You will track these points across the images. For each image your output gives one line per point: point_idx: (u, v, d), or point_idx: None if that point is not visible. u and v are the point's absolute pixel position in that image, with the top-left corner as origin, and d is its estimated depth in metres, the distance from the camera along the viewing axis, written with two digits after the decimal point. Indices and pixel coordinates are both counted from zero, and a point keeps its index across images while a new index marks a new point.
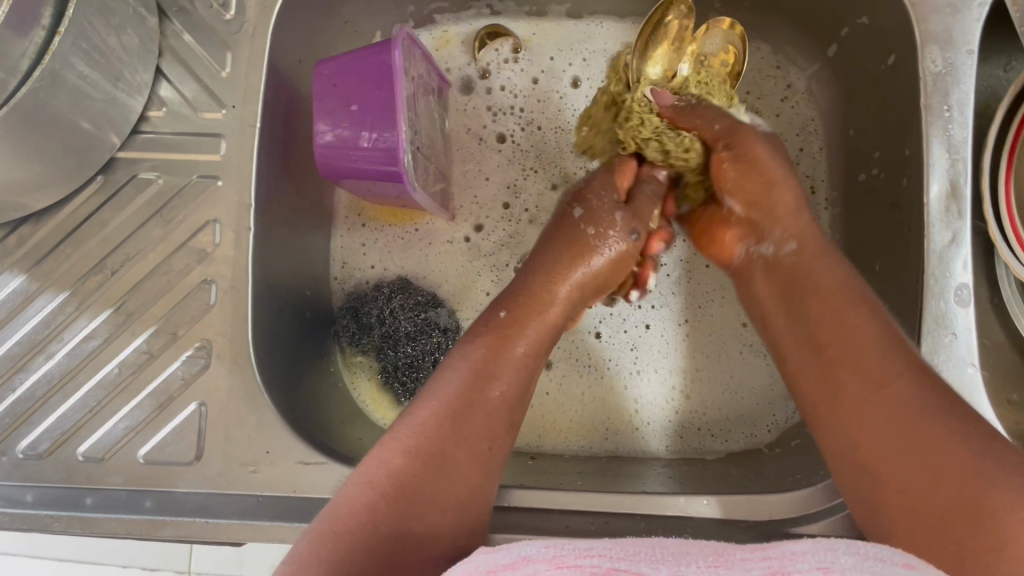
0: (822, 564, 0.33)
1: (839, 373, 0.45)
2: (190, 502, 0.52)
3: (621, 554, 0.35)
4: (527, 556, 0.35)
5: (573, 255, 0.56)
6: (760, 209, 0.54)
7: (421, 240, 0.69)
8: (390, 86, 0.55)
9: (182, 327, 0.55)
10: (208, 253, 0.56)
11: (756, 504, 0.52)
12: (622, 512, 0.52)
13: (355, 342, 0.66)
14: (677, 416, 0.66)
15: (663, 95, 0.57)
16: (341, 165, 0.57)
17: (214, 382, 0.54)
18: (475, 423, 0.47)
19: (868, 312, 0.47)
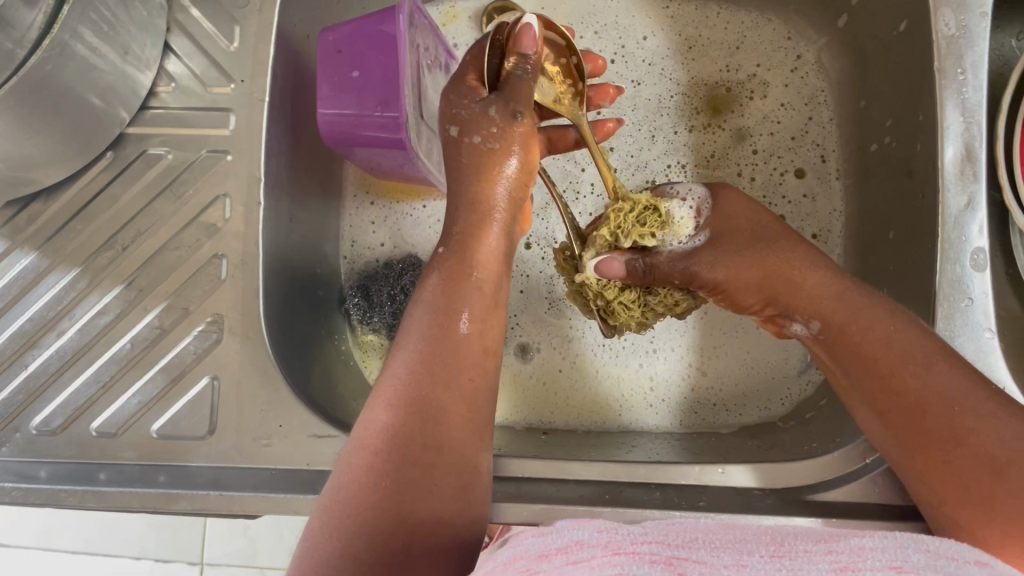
0: (894, 563, 0.33)
1: (886, 403, 0.45)
2: (203, 476, 0.52)
3: (677, 541, 0.35)
4: (580, 540, 0.35)
5: (484, 172, 0.53)
6: (785, 292, 0.52)
7: (429, 217, 0.69)
8: (395, 53, 0.55)
9: (193, 302, 0.55)
10: (219, 227, 0.56)
11: (767, 470, 0.52)
12: (637, 483, 0.52)
13: (367, 321, 0.66)
14: (692, 391, 0.66)
15: (613, 268, 0.53)
16: (347, 134, 0.56)
17: (225, 357, 0.54)
18: (451, 367, 0.47)
19: (923, 364, 0.44)
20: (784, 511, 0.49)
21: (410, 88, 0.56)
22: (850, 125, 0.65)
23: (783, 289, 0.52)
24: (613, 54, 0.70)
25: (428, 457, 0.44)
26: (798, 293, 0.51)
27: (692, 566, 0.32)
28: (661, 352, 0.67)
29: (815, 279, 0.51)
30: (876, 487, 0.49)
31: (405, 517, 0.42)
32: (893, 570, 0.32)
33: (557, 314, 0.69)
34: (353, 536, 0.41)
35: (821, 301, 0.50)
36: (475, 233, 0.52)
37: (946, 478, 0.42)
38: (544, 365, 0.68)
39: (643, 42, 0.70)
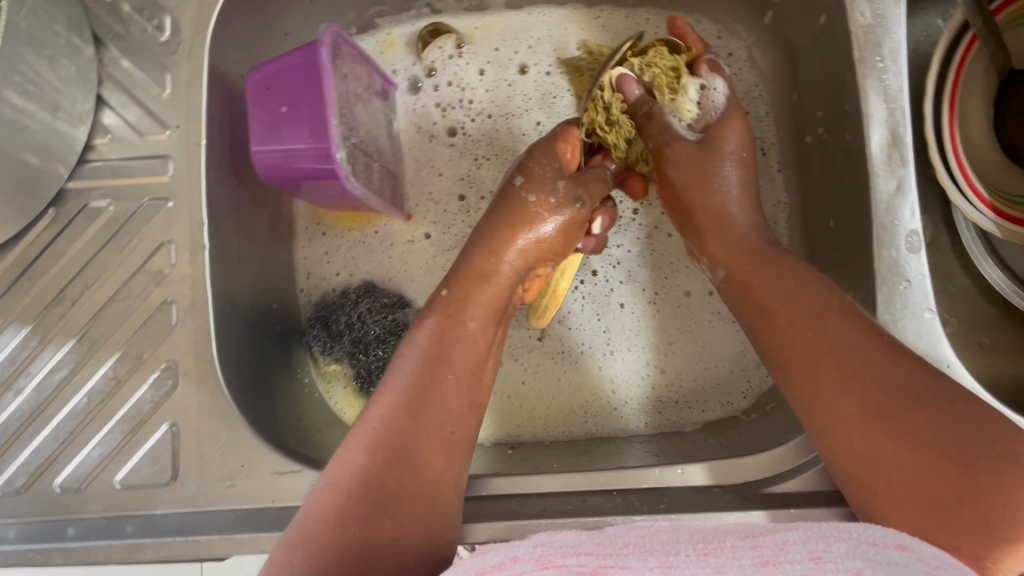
0: (813, 555, 0.35)
1: (809, 379, 0.47)
2: (170, 523, 0.52)
3: (607, 551, 0.36)
4: (514, 556, 0.36)
5: (514, 226, 0.59)
6: (737, 267, 0.56)
7: (381, 240, 0.70)
8: (322, 87, 0.56)
9: (146, 350, 0.56)
10: (165, 273, 0.56)
11: (724, 465, 0.52)
12: (599, 491, 0.52)
13: (328, 351, 0.66)
14: (654, 390, 0.67)
15: (629, 86, 0.62)
16: (280, 167, 0.58)
17: (183, 402, 0.54)
18: (433, 411, 0.50)
19: (841, 316, 0.48)
20: (743, 506, 0.49)
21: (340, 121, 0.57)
22: (786, 117, 0.66)
23: (715, 231, 0.59)
24: (549, 66, 0.71)
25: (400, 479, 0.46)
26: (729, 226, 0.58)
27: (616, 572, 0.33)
28: (618, 353, 0.68)
29: (739, 237, 0.58)
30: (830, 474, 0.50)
31: (375, 529, 0.43)
32: (813, 562, 0.34)
33: (515, 324, 0.70)
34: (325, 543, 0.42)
35: (740, 282, 0.56)
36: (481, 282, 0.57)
37: (877, 469, 0.43)
38: (507, 378, 0.69)
39: (577, 52, 0.71)
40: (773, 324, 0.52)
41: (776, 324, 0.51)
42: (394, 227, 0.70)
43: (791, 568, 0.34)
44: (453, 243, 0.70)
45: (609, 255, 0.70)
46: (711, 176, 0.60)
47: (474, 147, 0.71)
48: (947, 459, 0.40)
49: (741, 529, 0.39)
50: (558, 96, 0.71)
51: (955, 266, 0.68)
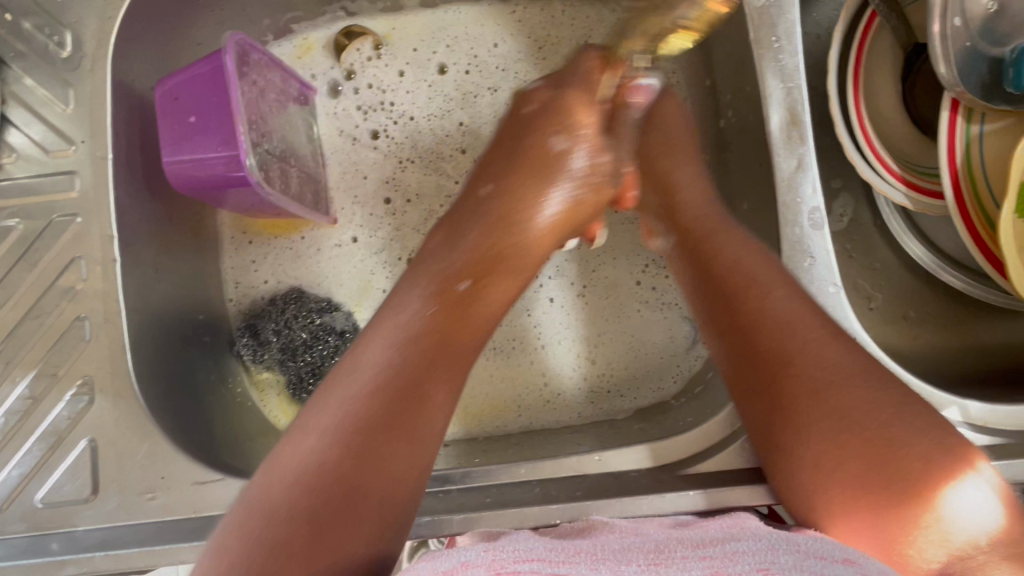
0: (762, 565, 0.34)
1: (760, 373, 0.46)
2: (92, 538, 0.52)
3: (560, 556, 0.35)
4: (466, 560, 0.33)
5: (545, 174, 0.55)
6: (704, 256, 0.54)
7: (307, 245, 0.70)
8: (228, 94, 0.58)
9: (61, 367, 0.55)
10: (77, 289, 0.56)
11: (644, 449, 0.52)
12: (517, 482, 0.52)
13: (258, 359, 0.66)
14: (586, 380, 0.67)
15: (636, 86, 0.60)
16: (190, 175, 0.59)
17: (100, 417, 0.54)
18: (422, 390, 0.44)
19: (782, 288, 0.48)
20: (658, 489, 0.50)
21: (248, 127, 0.59)
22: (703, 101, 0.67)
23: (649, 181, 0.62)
24: (468, 65, 0.71)
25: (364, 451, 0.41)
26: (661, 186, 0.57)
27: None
28: (551, 346, 0.68)
29: (696, 189, 0.59)
30: (744, 452, 0.50)
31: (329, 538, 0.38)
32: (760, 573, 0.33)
33: None
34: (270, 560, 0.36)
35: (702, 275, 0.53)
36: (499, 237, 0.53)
37: (815, 446, 0.42)
38: None
39: (494, 49, 0.71)
40: (728, 313, 0.49)
41: (728, 318, 0.49)
42: (319, 230, 0.70)
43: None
44: (382, 246, 0.70)
45: None
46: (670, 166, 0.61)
47: (397, 148, 0.72)
48: (884, 447, 0.40)
49: (690, 538, 0.39)
50: (478, 94, 0.71)
51: (877, 241, 0.69)
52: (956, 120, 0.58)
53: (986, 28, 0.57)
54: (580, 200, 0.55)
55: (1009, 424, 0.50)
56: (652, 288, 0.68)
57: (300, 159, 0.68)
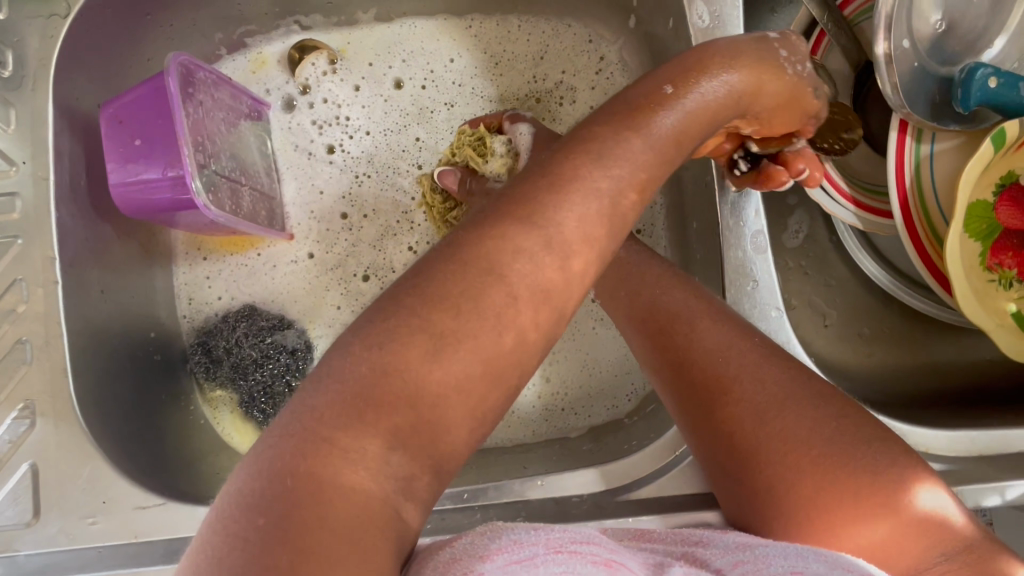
0: (793, 568, 0.35)
1: (705, 414, 0.45)
2: (36, 562, 0.53)
3: (608, 545, 0.36)
4: (519, 540, 0.33)
5: (759, 63, 0.45)
6: (645, 291, 0.51)
7: (262, 262, 0.70)
8: (174, 117, 0.58)
9: (1, 390, 0.54)
10: (18, 312, 0.55)
11: (585, 473, 0.52)
12: (458, 507, 0.52)
13: (211, 376, 0.66)
14: (541, 399, 0.67)
15: None
16: (137, 199, 0.59)
17: (44, 438, 0.54)
18: (473, 322, 0.32)
19: (712, 320, 0.48)
20: (597, 515, 0.49)
21: (194, 149, 0.59)
22: None
23: None
24: (424, 80, 0.71)
25: (407, 410, 0.31)
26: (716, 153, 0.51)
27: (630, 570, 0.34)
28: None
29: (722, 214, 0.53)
30: (684, 478, 0.50)
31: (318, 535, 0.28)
32: None
33: None
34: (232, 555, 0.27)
35: (641, 313, 0.51)
36: (602, 143, 0.37)
37: (778, 471, 0.41)
38: None
39: (450, 64, 0.71)
40: (668, 353, 0.48)
41: (668, 358, 0.48)
42: (275, 246, 0.70)
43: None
44: (340, 262, 0.70)
45: None
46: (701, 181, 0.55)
47: (353, 164, 0.71)
48: (847, 463, 0.40)
49: (721, 539, 0.40)
50: (434, 109, 0.71)
51: (833, 259, 0.68)
52: (905, 139, 0.58)
53: (935, 47, 0.57)
54: (779, 96, 0.47)
55: (951, 451, 0.50)
56: None
57: (255, 176, 0.68)
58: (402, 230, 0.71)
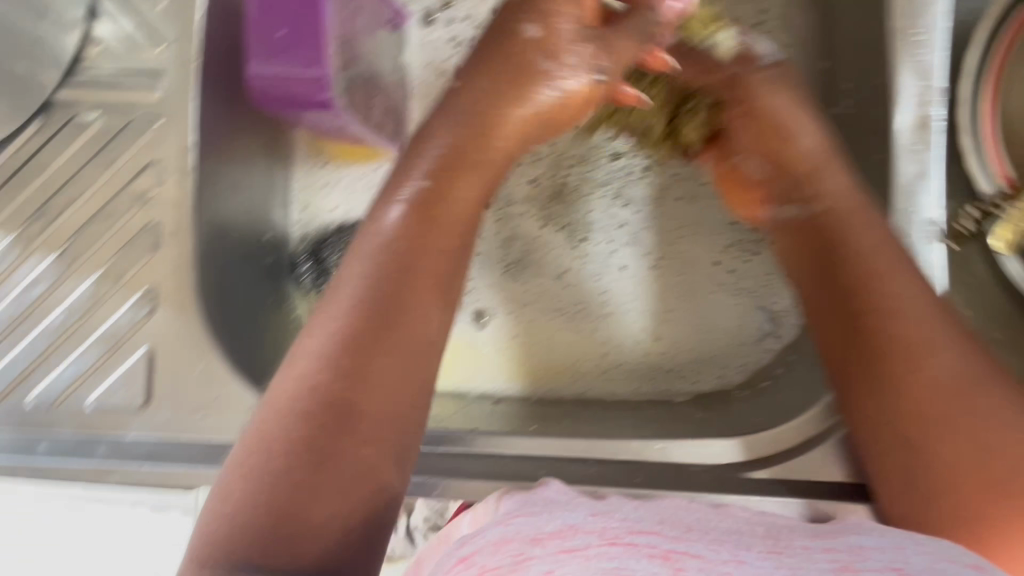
0: (892, 563, 0.36)
1: (881, 374, 0.42)
2: (141, 448, 0.52)
3: (673, 533, 0.39)
4: (574, 525, 0.38)
5: (517, 80, 0.49)
6: (840, 228, 0.47)
7: (376, 176, 0.68)
8: (319, 12, 0.54)
9: (125, 273, 0.54)
10: (149, 195, 0.55)
11: (708, 446, 0.51)
12: (573, 457, 0.51)
13: (316, 283, 0.65)
14: (648, 355, 0.65)
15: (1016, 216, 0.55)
16: (274, 94, 0.57)
17: (161, 327, 0.53)
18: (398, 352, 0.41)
19: (908, 277, 0.44)
20: (718, 488, 0.48)
21: (337, 53, 0.56)
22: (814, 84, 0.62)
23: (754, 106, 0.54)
24: None
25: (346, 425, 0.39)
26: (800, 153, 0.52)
27: (689, 561, 0.36)
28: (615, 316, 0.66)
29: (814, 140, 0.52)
30: (816, 464, 0.48)
31: (279, 552, 0.36)
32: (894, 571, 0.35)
33: (514, 277, 0.68)
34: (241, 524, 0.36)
35: (830, 254, 0.47)
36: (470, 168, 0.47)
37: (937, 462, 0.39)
38: (500, 335, 0.67)
39: None
40: (848, 303, 0.45)
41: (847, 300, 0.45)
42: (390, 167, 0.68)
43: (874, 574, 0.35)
44: None
45: (612, 218, 0.67)
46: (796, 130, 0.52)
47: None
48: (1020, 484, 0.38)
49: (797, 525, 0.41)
50: None
51: None
52: None
53: None
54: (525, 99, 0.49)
55: None
56: (729, 272, 0.64)
57: (386, 88, 0.66)
58: (525, 161, 0.68)
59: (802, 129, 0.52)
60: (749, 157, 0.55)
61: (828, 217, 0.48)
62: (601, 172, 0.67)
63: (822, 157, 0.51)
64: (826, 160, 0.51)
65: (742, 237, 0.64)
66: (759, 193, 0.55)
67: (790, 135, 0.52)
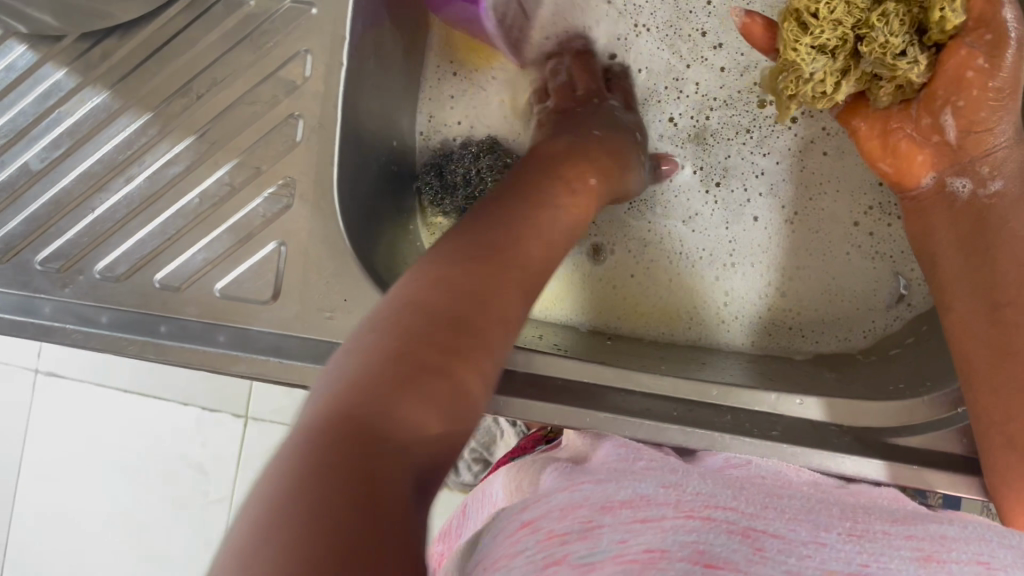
0: (979, 557, 0.35)
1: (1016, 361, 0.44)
2: (265, 341, 0.51)
3: (750, 509, 0.36)
4: (644, 495, 0.36)
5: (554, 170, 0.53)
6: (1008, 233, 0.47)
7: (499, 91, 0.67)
8: None
9: (265, 163, 0.53)
10: (297, 85, 0.53)
11: (847, 407, 0.48)
12: (707, 403, 0.49)
13: (437, 202, 0.63)
14: (768, 310, 0.63)
15: None
16: None
17: (295, 222, 0.52)
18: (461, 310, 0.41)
19: None
20: (862, 451, 0.46)
21: None
22: None
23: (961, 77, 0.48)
24: None
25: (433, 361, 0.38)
26: (989, 133, 0.49)
27: (770, 540, 0.34)
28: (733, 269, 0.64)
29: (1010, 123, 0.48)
30: (967, 439, 0.46)
31: (353, 485, 0.31)
32: (982, 565, 0.34)
33: (637, 215, 0.66)
34: (299, 499, 0.29)
35: (984, 240, 0.48)
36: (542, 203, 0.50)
37: None
38: (617, 269, 0.65)
39: None
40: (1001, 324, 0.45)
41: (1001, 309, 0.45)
42: (497, 71, 0.68)
43: (959, 569, 0.34)
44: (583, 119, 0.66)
45: (750, 165, 0.65)
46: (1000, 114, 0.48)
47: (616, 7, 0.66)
48: None
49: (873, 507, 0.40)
50: None
51: None
52: None
53: None
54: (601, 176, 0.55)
55: None
56: (868, 234, 0.62)
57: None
58: (669, 97, 0.66)
59: (1012, 106, 0.48)
60: (943, 109, 0.50)
61: (995, 204, 0.48)
62: (746, 119, 0.65)
63: (1003, 139, 0.49)
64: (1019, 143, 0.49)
65: (886, 199, 0.62)
66: (929, 153, 0.52)
67: (993, 100, 0.48)
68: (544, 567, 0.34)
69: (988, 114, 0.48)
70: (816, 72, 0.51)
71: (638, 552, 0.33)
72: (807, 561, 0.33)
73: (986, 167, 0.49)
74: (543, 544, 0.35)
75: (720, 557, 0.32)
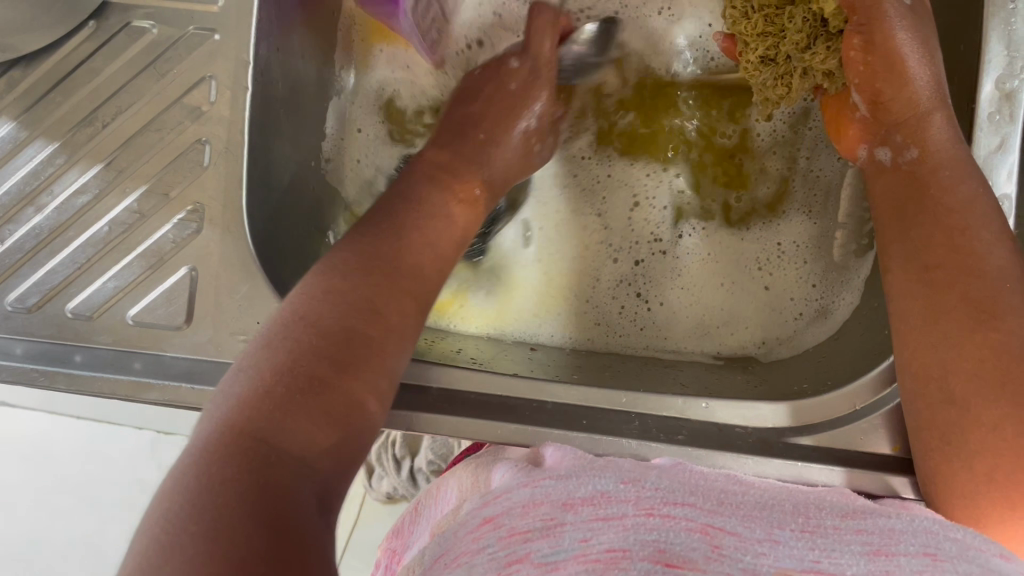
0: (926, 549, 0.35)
1: (943, 332, 0.42)
2: (178, 367, 0.50)
3: (709, 505, 0.38)
4: (605, 492, 0.38)
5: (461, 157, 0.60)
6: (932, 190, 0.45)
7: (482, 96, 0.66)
8: None
9: (174, 188, 0.53)
10: (202, 110, 0.54)
11: (754, 408, 0.49)
12: (616, 410, 0.50)
13: None
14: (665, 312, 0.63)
15: None
16: None
17: (204, 244, 0.51)
18: (355, 330, 0.42)
19: (992, 235, 0.43)
20: (766, 453, 0.47)
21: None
22: None
23: (869, 50, 0.48)
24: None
25: (323, 380, 0.40)
26: (900, 99, 0.48)
27: (727, 537, 0.35)
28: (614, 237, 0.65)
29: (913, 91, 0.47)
30: (869, 436, 0.47)
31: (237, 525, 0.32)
32: (928, 558, 0.34)
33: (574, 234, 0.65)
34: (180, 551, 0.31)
35: (914, 205, 0.45)
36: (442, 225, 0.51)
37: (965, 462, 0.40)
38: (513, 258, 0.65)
39: None
40: (932, 287, 0.43)
41: (929, 277, 0.43)
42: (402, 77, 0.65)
43: (907, 561, 0.35)
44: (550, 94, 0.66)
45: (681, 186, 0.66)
46: (907, 85, 0.47)
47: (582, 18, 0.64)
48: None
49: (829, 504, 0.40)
50: None
51: None
52: None
53: None
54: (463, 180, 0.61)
55: None
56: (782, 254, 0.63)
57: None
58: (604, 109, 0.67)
59: (902, 70, 0.48)
60: (852, 89, 0.50)
61: (919, 167, 0.46)
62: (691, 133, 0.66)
63: (919, 103, 0.47)
64: (933, 107, 0.47)
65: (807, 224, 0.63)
66: (858, 129, 0.51)
67: (892, 70, 0.48)
68: (509, 565, 0.35)
69: (886, 84, 0.48)
70: (770, 80, 0.53)
71: (600, 552, 0.34)
72: (761, 558, 0.35)
73: (902, 135, 0.48)
74: (505, 542, 0.36)
75: (678, 555, 0.34)
